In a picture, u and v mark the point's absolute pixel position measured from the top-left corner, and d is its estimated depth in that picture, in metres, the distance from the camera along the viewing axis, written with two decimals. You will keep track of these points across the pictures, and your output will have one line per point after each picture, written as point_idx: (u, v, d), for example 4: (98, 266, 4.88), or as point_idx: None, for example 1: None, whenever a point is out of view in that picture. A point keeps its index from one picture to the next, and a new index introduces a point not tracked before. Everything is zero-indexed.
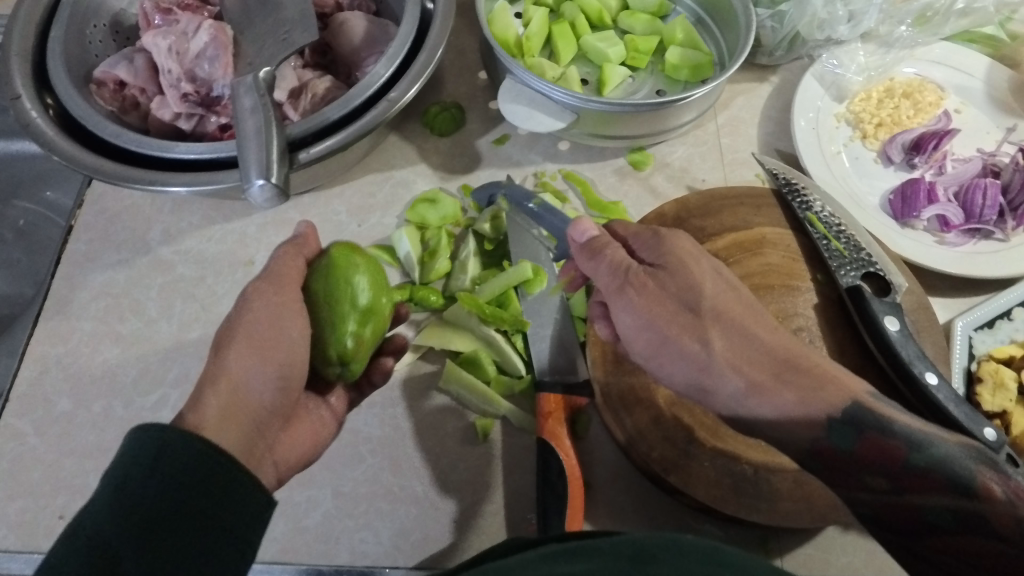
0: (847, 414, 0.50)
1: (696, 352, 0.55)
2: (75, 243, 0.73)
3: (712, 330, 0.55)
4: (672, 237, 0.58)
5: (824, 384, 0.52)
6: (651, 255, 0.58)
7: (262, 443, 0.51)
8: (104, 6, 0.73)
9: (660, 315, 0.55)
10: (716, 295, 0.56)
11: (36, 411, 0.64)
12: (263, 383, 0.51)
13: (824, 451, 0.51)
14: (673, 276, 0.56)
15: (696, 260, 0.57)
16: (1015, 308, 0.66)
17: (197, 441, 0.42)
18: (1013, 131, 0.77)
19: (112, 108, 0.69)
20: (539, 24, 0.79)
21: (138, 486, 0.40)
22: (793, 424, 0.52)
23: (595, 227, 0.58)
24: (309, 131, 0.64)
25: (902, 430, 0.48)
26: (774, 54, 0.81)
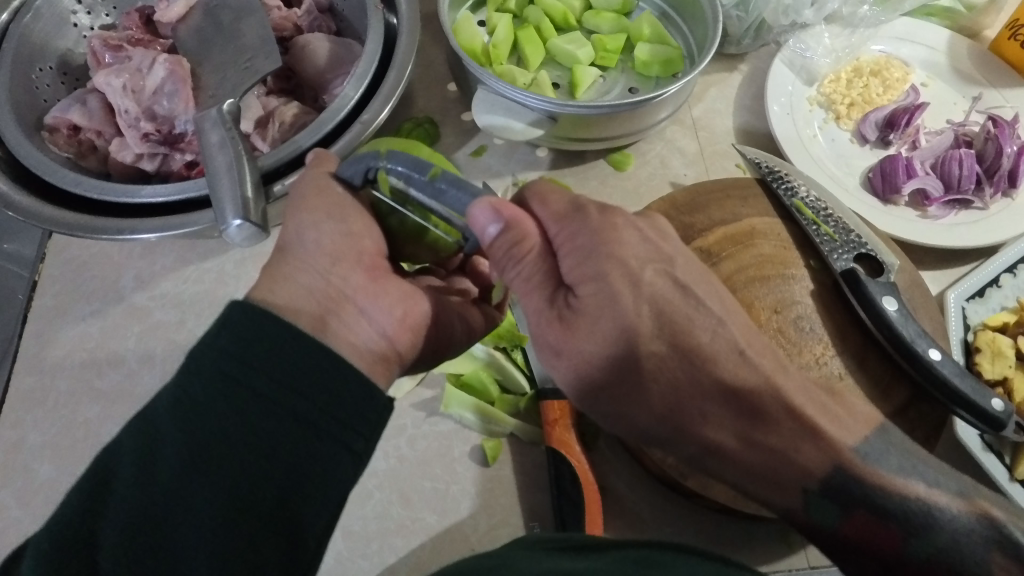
0: (833, 486, 0.47)
1: (643, 404, 0.47)
2: (42, 299, 0.69)
3: (659, 381, 0.46)
4: (602, 244, 0.44)
5: (796, 446, 0.48)
6: (573, 275, 0.45)
7: (339, 285, 0.46)
8: (49, 47, 0.69)
9: (592, 375, 0.45)
10: (659, 332, 0.45)
11: (16, 481, 0.60)
12: (319, 232, 0.46)
13: (801, 523, 0.48)
14: (597, 317, 0.44)
15: (636, 284, 0.44)
16: (1002, 274, 0.67)
17: (269, 321, 0.40)
18: (979, 100, 0.79)
19: (69, 154, 0.66)
20: (505, 31, 0.78)
21: (198, 368, 0.38)
22: (768, 488, 0.49)
23: (502, 219, 0.42)
24: (281, 161, 0.61)
25: (900, 507, 0.47)
26: (742, 42, 0.81)
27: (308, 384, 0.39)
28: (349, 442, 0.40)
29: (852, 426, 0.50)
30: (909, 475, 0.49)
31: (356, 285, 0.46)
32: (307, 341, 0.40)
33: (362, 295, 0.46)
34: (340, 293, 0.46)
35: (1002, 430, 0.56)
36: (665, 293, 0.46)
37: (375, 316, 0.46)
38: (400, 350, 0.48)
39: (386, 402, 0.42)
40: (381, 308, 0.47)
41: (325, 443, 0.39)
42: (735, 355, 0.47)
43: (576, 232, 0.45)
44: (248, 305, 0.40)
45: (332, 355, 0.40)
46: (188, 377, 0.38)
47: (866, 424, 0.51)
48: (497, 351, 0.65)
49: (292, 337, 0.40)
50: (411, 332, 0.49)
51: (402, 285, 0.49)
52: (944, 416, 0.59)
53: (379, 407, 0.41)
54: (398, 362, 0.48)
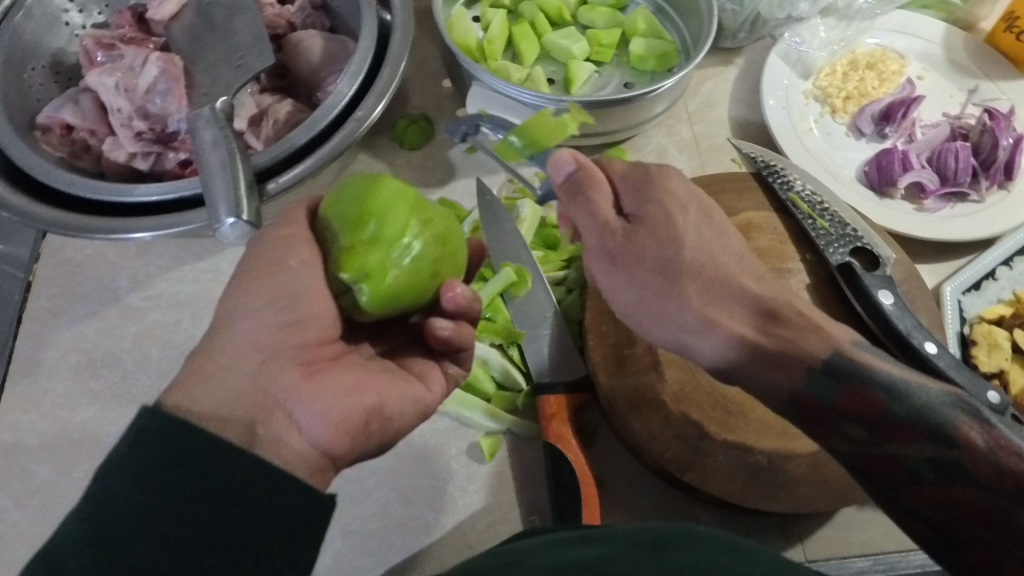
0: (833, 364, 0.48)
1: (676, 302, 0.57)
2: (36, 300, 0.68)
3: (689, 283, 0.58)
4: (657, 182, 0.58)
5: (802, 339, 0.52)
6: (633, 205, 0.58)
7: (268, 387, 0.43)
8: (40, 47, 0.69)
9: (637, 269, 0.57)
10: (699, 249, 0.58)
11: (13, 483, 0.60)
12: (258, 321, 0.44)
13: (805, 402, 0.49)
14: (654, 227, 0.57)
15: (680, 211, 0.59)
16: (999, 267, 0.67)
17: (190, 436, 0.38)
18: (975, 92, 0.78)
19: (62, 154, 0.66)
20: (499, 26, 0.78)
21: (112, 496, 0.36)
22: (774, 372, 0.51)
23: (576, 160, 0.57)
24: (275, 160, 0.61)
25: (885, 380, 0.46)
26: (738, 36, 0.81)
27: (242, 504, 0.37)
28: (293, 556, 0.39)
29: (847, 332, 0.53)
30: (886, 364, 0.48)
31: (288, 385, 0.44)
32: (238, 455, 0.38)
33: (295, 399, 0.44)
34: (270, 397, 0.43)
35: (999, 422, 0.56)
36: (700, 226, 0.59)
37: (309, 423, 0.44)
38: (338, 455, 0.45)
39: (329, 504, 0.40)
40: (316, 414, 0.44)
41: (264, 564, 0.38)
42: (755, 275, 0.59)
43: (632, 184, 0.59)
44: (164, 416, 0.38)
45: (266, 467, 0.39)
46: (100, 505, 0.36)
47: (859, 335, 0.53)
48: (495, 347, 0.65)
49: (220, 454, 0.38)
50: (351, 434, 0.46)
51: (344, 378, 0.47)
52: None
53: (322, 511, 0.40)
54: (334, 465, 0.45)
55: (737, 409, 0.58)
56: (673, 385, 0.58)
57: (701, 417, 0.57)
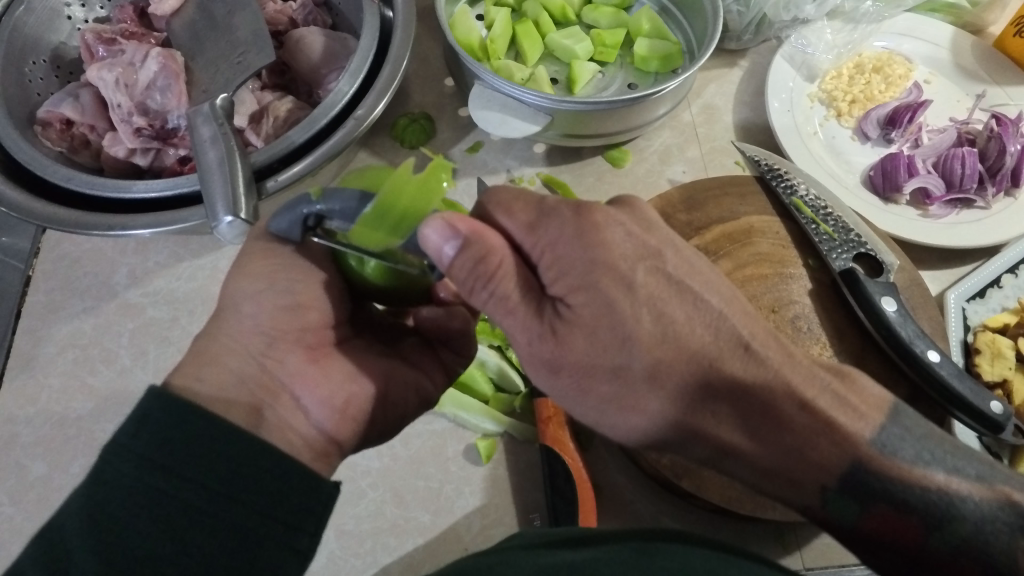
0: (851, 482, 0.43)
1: (646, 410, 0.44)
2: (34, 295, 0.68)
3: (662, 387, 0.43)
4: (588, 252, 0.41)
5: (810, 442, 0.43)
6: (560, 287, 0.41)
7: (274, 369, 0.44)
8: (42, 41, 0.69)
9: (595, 385, 0.43)
10: (660, 339, 0.42)
11: (9, 479, 0.60)
12: (260, 305, 0.44)
13: (820, 520, 0.44)
14: (595, 330, 0.41)
15: (632, 289, 0.42)
16: (1004, 275, 0.67)
17: (197, 417, 0.38)
18: (983, 97, 0.78)
19: (61, 149, 0.65)
20: (502, 25, 0.77)
21: (113, 476, 0.35)
22: (782, 488, 0.44)
23: (464, 233, 0.39)
24: (274, 157, 0.61)
25: (921, 500, 0.43)
26: (742, 38, 0.80)
27: (246, 487, 0.37)
28: (295, 543, 0.38)
29: (863, 413, 0.45)
30: (925, 464, 0.44)
31: (293, 369, 0.45)
32: (244, 437, 0.38)
33: (299, 383, 0.45)
34: (276, 380, 0.44)
35: (1001, 433, 0.55)
36: (661, 294, 0.43)
37: (314, 408, 0.45)
38: (342, 440, 0.46)
39: (331, 492, 0.40)
40: (320, 400, 0.45)
41: (267, 548, 0.36)
42: (740, 352, 0.43)
43: (553, 239, 0.41)
44: (170, 397, 0.38)
45: (271, 450, 0.38)
46: (102, 489, 0.35)
47: (878, 409, 0.46)
48: (492, 349, 0.65)
49: (226, 435, 0.38)
50: (354, 420, 0.47)
51: (348, 363, 0.48)
52: (942, 418, 0.58)
53: (324, 499, 0.40)
54: (339, 451, 0.46)
55: None
56: None
57: None
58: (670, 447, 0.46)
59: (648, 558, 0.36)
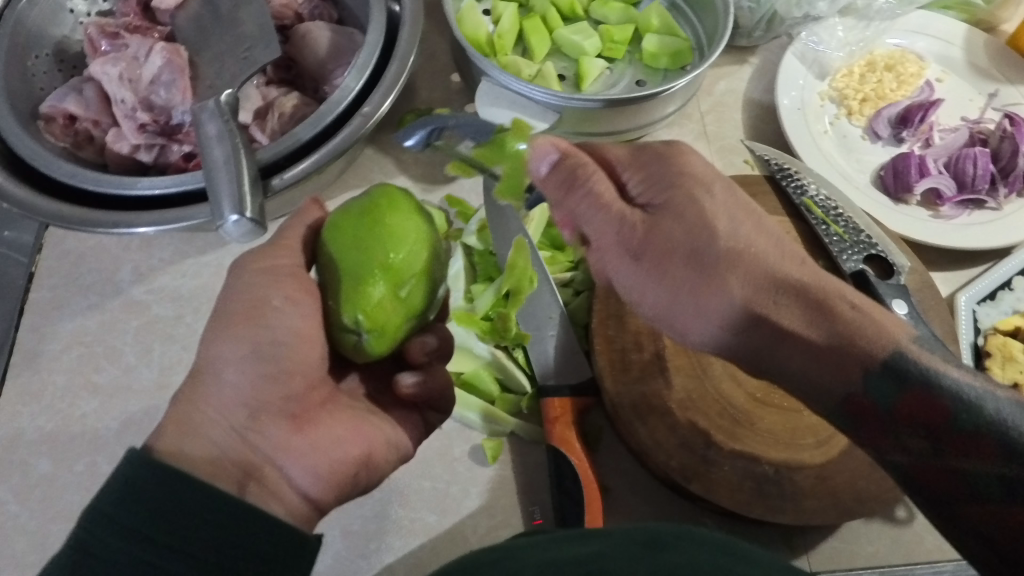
0: (891, 364, 0.41)
1: (716, 294, 0.47)
2: (38, 292, 0.68)
3: (726, 274, 0.47)
4: (671, 170, 0.49)
5: (861, 329, 0.43)
6: (645, 193, 0.50)
7: (257, 443, 0.43)
8: (45, 35, 0.68)
9: (671, 265, 0.48)
10: (733, 235, 0.48)
11: (14, 477, 0.60)
12: (241, 372, 0.43)
13: (856, 403, 0.42)
14: (679, 216, 0.48)
15: (709, 193, 0.49)
16: (1015, 277, 0.66)
17: (185, 484, 0.37)
18: (995, 97, 0.77)
19: (65, 144, 0.65)
20: (510, 21, 0.76)
21: (99, 550, 0.35)
22: (823, 370, 0.43)
23: (558, 150, 0.49)
24: (280, 154, 0.60)
25: (952, 386, 0.39)
26: (753, 34, 0.79)
27: (239, 557, 0.37)
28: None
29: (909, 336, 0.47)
30: (957, 369, 0.41)
31: (277, 441, 0.44)
32: (232, 501, 0.38)
33: (283, 454, 0.44)
34: (258, 455, 0.43)
35: None
36: (733, 209, 0.49)
37: (298, 475, 0.44)
38: (325, 504, 0.45)
39: (317, 547, 0.40)
40: (307, 468, 0.44)
41: None
42: (797, 261, 0.48)
43: (647, 164, 0.50)
44: (157, 464, 0.37)
45: (261, 513, 0.38)
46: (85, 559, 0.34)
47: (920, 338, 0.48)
48: (500, 350, 0.64)
49: (218, 505, 0.37)
50: (339, 484, 0.46)
51: (334, 429, 0.47)
52: None
53: (310, 556, 0.40)
54: (321, 513, 0.46)
55: (745, 418, 0.57)
56: (679, 393, 0.58)
57: (707, 425, 0.57)
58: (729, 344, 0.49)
59: (656, 554, 0.36)
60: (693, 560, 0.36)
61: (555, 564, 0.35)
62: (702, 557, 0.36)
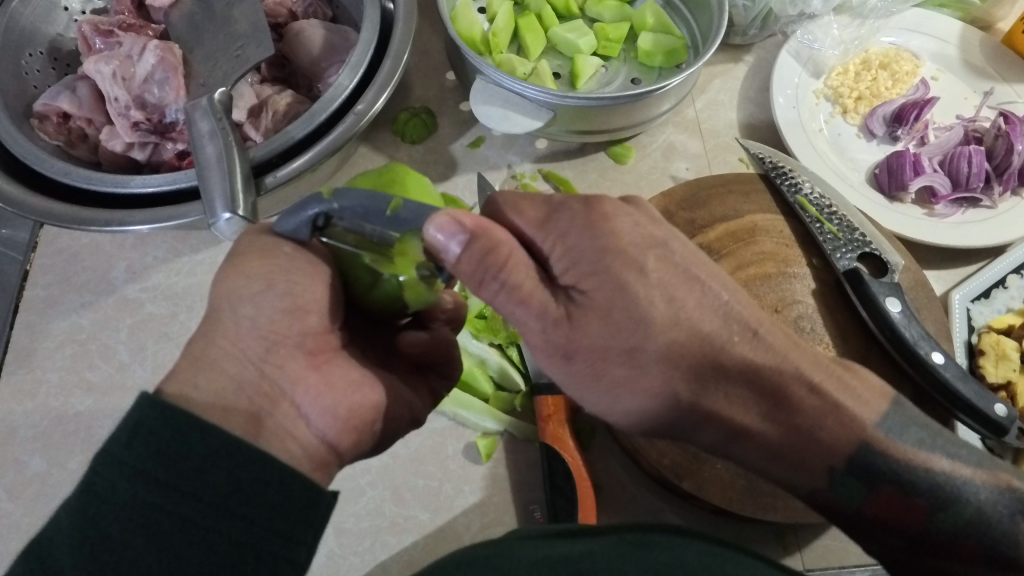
0: (859, 463, 0.43)
1: (655, 391, 0.43)
2: (33, 290, 0.68)
3: (675, 369, 0.42)
4: (599, 241, 0.42)
5: (820, 423, 0.44)
6: (570, 273, 0.42)
7: (274, 376, 0.42)
8: (39, 32, 0.68)
9: (608, 368, 0.43)
10: (674, 323, 0.42)
11: (8, 475, 0.60)
12: (258, 307, 0.41)
13: (826, 503, 0.45)
14: (609, 312, 0.41)
15: (640, 271, 0.42)
16: (1009, 276, 0.66)
17: (194, 429, 0.36)
18: (991, 95, 0.77)
19: (59, 143, 0.65)
20: (505, 18, 0.76)
21: (108, 489, 0.35)
22: (790, 472, 0.45)
23: (466, 229, 0.38)
24: (273, 152, 0.60)
25: (928, 483, 0.44)
26: (748, 32, 0.79)
27: (246, 500, 0.36)
28: (294, 556, 0.37)
29: (868, 400, 0.46)
30: (931, 449, 0.45)
31: (293, 375, 0.43)
32: (242, 448, 0.37)
33: (300, 390, 0.43)
34: (275, 387, 0.42)
35: (1005, 436, 0.55)
36: (672, 282, 0.43)
37: (315, 417, 0.43)
38: (343, 449, 0.45)
39: (331, 502, 0.39)
40: (323, 408, 0.43)
41: (265, 562, 0.36)
42: (749, 337, 0.44)
43: (565, 230, 0.42)
44: (162, 407, 0.37)
45: (271, 462, 0.37)
46: (95, 503, 0.34)
47: (882, 396, 0.46)
48: (493, 348, 0.65)
49: (225, 447, 0.37)
50: (355, 430, 0.45)
51: (350, 371, 0.46)
52: (944, 420, 0.58)
53: (324, 509, 0.39)
54: None
55: None
56: None
57: None
58: (680, 431, 0.46)
59: (646, 551, 0.36)
60: (684, 559, 0.36)
61: (545, 563, 0.35)
62: (694, 556, 0.36)
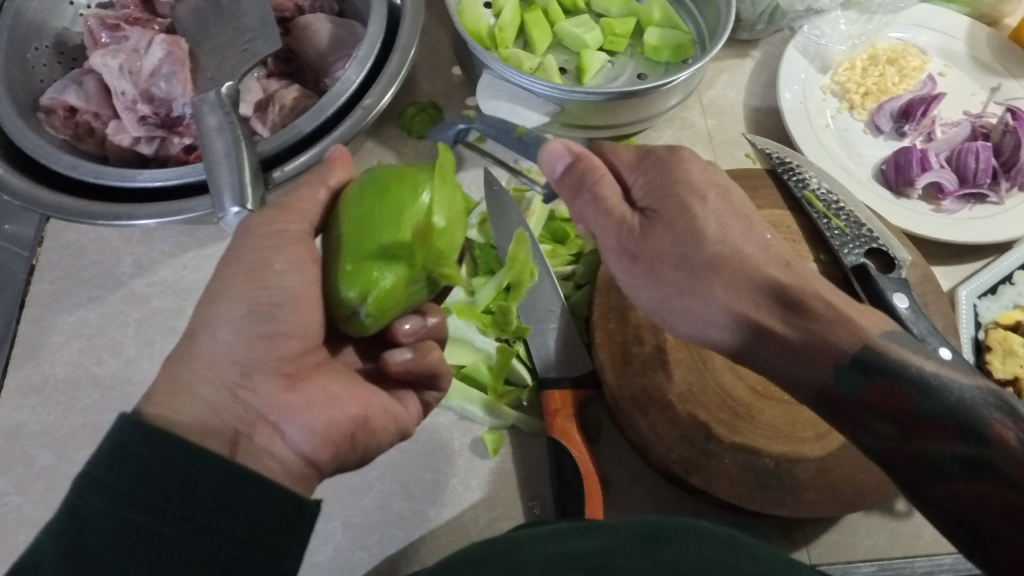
0: (859, 358, 0.45)
1: (701, 296, 0.51)
2: (39, 284, 0.68)
3: (715, 275, 0.51)
4: (673, 174, 0.54)
5: (831, 326, 0.47)
6: (646, 197, 0.55)
7: (248, 401, 0.43)
8: (45, 27, 0.68)
9: (661, 270, 0.52)
10: (720, 241, 0.53)
11: (16, 469, 0.60)
12: (234, 332, 0.43)
13: (831, 396, 0.46)
14: (672, 222, 0.53)
15: (699, 195, 0.54)
16: (1016, 272, 0.66)
17: (175, 448, 0.37)
18: (998, 91, 0.77)
19: (66, 136, 0.65)
20: (512, 13, 0.75)
21: (90, 512, 0.36)
22: (803, 369, 0.47)
23: (571, 153, 0.54)
24: (281, 147, 0.60)
25: (917, 377, 0.44)
26: (755, 27, 0.79)
27: (226, 516, 0.37)
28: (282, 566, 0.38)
29: (868, 319, 0.48)
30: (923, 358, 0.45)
31: (269, 398, 0.43)
32: (224, 465, 0.38)
33: (277, 410, 0.43)
34: (251, 411, 0.43)
35: None
36: (724, 214, 0.54)
37: (294, 434, 0.43)
38: (322, 465, 0.45)
39: (315, 511, 0.40)
40: (302, 425, 0.44)
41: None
42: (783, 266, 0.52)
43: (648, 169, 0.55)
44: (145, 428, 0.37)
45: (251, 476, 0.38)
46: (81, 521, 0.35)
47: (889, 318, 0.50)
48: (500, 342, 0.65)
49: (206, 465, 0.37)
50: (333, 444, 0.46)
51: (329, 385, 0.47)
52: None
53: (309, 519, 0.40)
54: None
55: (745, 411, 0.57)
56: (680, 385, 0.58)
57: (708, 418, 0.57)
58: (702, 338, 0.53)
59: (663, 550, 0.36)
60: (699, 558, 0.35)
61: (560, 560, 0.35)
62: (709, 555, 0.36)
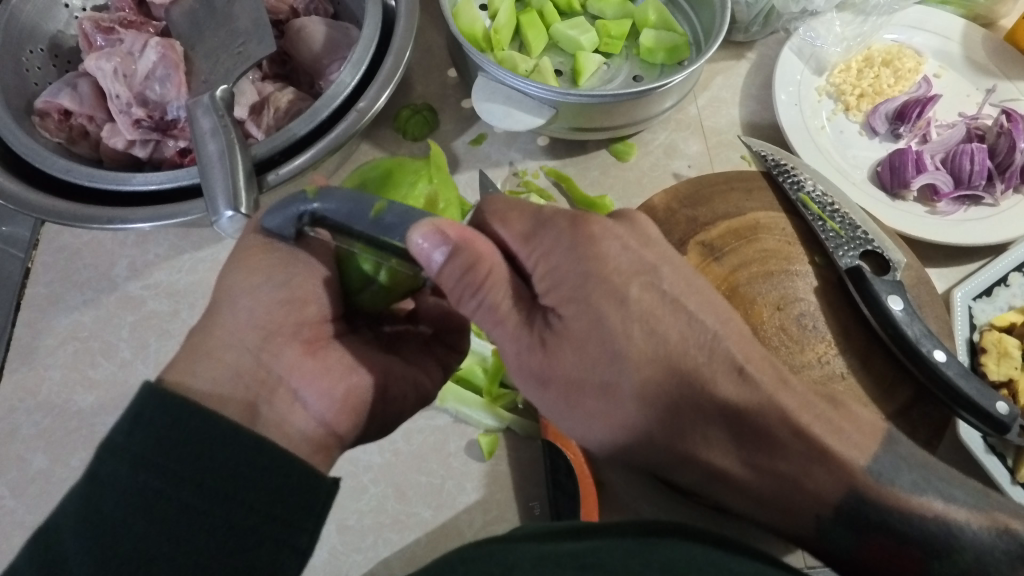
0: (845, 509, 0.44)
1: (627, 422, 0.43)
2: (34, 287, 0.68)
3: (649, 405, 0.42)
4: (584, 263, 0.41)
5: (805, 468, 0.45)
6: (550, 295, 0.42)
7: (269, 364, 0.43)
8: (40, 29, 0.68)
9: (582, 400, 0.42)
10: (652, 355, 0.42)
11: (10, 473, 0.60)
12: (257, 299, 0.43)
13: (811, 545, 0.46)
14: (582, 343, 0.41)
15: (621, 304, 0.41)
16: (1012, 273, 0.66)
17: (194, 416, 0.37)
18: (993, 92, 0.77)
19: (60, 140, 0.65)
20: (507, 14, 0.75)
21: (109, 479, 0.36)
22: (756, 505, 0.46)
23: (450, 241, 0.37)
24: (275, 149, 0.60)
25: (919, 530, 0.44)
26: (750, 29, 0.79)
27: (244, 485, 0.37)
28: (294, 542, 0.38)
29: (858, 442, 0.46)
30: (914, 491, 0.45)
31: (290, 362, 0.43)
32: (241, 435, 0.38)
33: (297, 375, 0.44)
34: (271, 374, 0.43)
35: (1007, 434, 0.55)
36: (651, 310, 0.42)
37: (312, 401, 0.44)
38: (342, 434, 0.45)
39: (331, 489, 0.40)
40: (320, 392, 0.44)
41: (264, 549, 0.37)
42: (732, 373, 0.44)
43: (548, 248, 0.41)
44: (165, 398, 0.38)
45: (268, 446, 0.38)
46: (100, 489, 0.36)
47: (870, 436, 0.47)
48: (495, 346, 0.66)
49: (224, 434, 0.37)
50: (353, 412, 0.46)
51: (347, 354, 0.47)
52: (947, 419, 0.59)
53: (326, 496, 0.39)
54: None
55: None
56: None
57: None
58: (659, 467, 0.46)
59: (650, 548, 0.36)
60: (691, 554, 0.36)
61: (551, 558, 0.35)
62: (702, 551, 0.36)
